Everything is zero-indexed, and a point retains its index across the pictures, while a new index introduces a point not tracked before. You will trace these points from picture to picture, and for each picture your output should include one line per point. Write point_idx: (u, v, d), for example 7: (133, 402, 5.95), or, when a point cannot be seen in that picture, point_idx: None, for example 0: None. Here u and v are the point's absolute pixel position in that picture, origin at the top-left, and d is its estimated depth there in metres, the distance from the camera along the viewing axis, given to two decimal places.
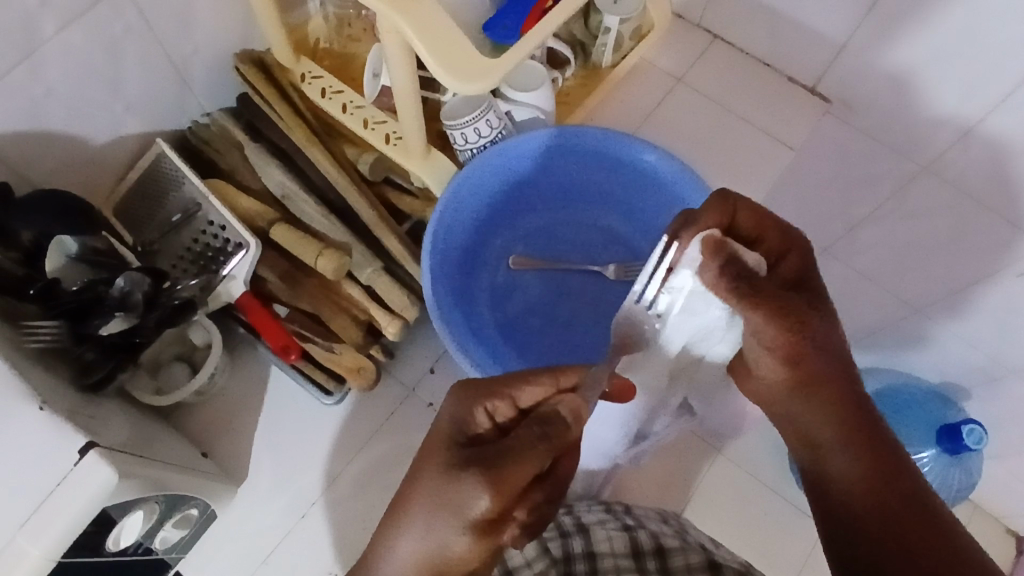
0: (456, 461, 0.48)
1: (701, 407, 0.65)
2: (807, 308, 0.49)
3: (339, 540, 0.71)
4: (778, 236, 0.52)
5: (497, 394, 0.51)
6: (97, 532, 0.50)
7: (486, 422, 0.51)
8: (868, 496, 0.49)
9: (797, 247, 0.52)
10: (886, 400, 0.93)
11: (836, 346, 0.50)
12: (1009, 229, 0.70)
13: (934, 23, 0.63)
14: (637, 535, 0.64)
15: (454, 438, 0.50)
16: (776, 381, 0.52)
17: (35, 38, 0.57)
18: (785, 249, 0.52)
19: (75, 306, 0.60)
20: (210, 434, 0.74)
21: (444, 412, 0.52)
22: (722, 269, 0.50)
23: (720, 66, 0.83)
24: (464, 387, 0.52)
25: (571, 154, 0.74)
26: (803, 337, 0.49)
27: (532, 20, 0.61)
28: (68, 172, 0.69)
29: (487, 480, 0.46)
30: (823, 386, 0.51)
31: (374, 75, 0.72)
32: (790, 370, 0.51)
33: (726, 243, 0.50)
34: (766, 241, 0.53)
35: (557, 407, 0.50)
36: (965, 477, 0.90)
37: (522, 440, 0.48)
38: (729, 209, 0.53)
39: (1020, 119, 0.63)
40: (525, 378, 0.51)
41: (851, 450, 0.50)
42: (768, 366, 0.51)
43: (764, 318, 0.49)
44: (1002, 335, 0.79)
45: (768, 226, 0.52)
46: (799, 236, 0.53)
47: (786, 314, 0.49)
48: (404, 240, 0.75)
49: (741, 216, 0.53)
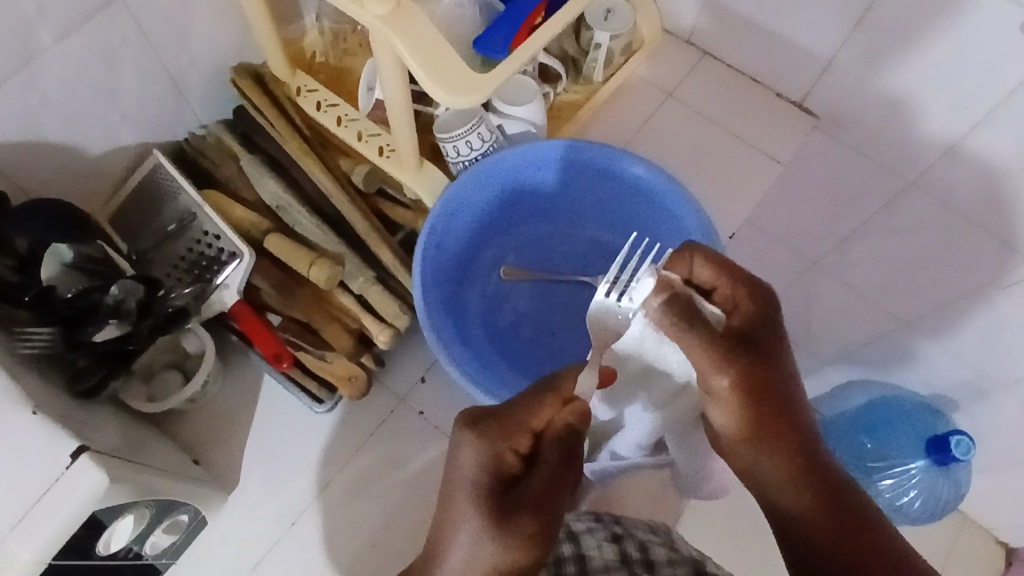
0: (506, 509, 0.47)
1: (675, 450, 0.64)
2: (761, 359, 0.50)
3: (329, 547, 0.72)
4: (736, 287, 0.52)
5: (517, 429, 0.50)
6: (88, 535, 0.51)
7: (513, 459, 0.50)
8: (834, 540, 0.49)
9: (752, 299, 0.52)
10: (869, 415, 0.95)
11: (785, 387, 0.51)
12: (996, 247, 0.71)
13: (919, 43, 0.65)
14: (626, 547, 0.61)
15: (493, 486, 0.48)
16: (730, 430, 0.54)
17: (34, 48, 0.59)
18: (739, 301, 0.52)
19: (68, 315, 0.61)
20: (202, 442, 0.75)
21: (465, 459, 0.50)
22: (670, 301, 0.52)
23: (709, 82, 0.85)
24: (477, 424, 0.50)
25: (564, 166, 0.75)
26: (753, 383, 0.50)
27: (522, 36, 0.61)
28: (64, 182, 0.70)
29: (543, 517, 0.47)
30: (777, 433, 0.52)
31: (368, 89, 0.74)
32: (746, 418, 0.52)
33: (677, 287, 0.53)
34: (724, 283, 0.53)
35: (570, 419, 0.52)
36: (953, 489, 0.91)
37: (556, 465, 0.49)
38: (686, 260, 0.54)
39: (1002, 137, 0.65)
40: (532, 404, 0.51)
41: (811, 497, 0.51)
42: (720, 404, 0.52)
43: (711, 359, 0.50)
44: (990, 350, 0.80)
45: (726, 273, 0.53)
46: (761, 283, 0.53)
47: (739, 368, 0.50)
48: (397, 250, 0.76)
49: (700, 268, 0.53)
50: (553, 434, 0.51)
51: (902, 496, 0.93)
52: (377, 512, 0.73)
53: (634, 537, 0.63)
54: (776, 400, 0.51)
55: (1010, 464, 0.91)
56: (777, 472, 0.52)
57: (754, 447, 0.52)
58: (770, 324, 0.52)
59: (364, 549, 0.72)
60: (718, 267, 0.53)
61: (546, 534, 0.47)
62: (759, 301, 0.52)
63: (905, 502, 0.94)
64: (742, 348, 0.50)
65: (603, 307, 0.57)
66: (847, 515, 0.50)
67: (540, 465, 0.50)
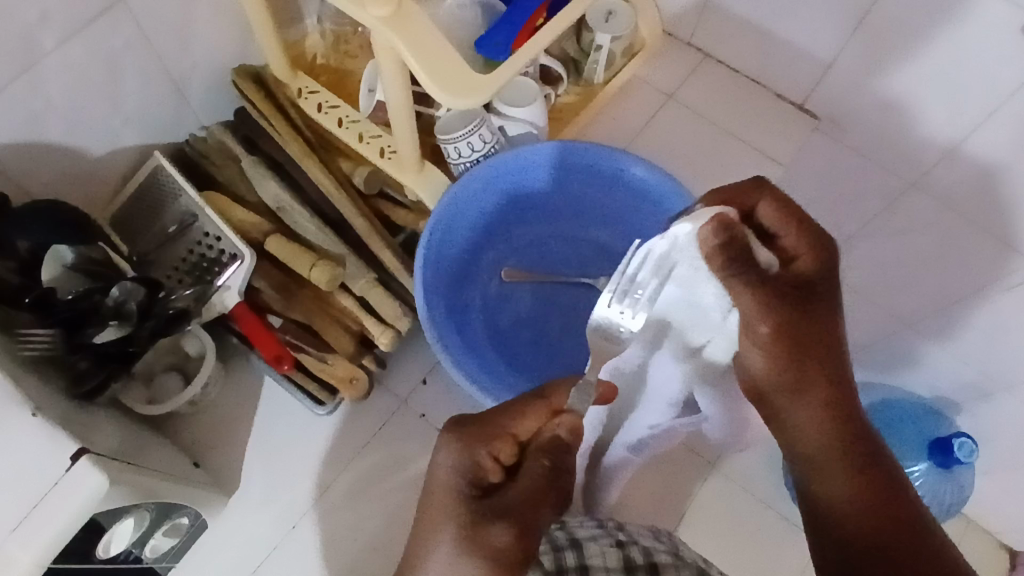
0: (482, 516, 0.47)
1: (709, 405, 0.61)
2: (815, 309, 0.50)
3: (329, 549, 0.71)
4: (799, 235, 0.50)
5: (498, 435, 0.49)
6: (88, 539, 0.51)
7: (493, 467, 0.49)
8: (862, 508, 0.49)
9: (816, 248, 0.50)
10: (879, 415, 0.90)
11: (831, 348, 0.51)
12: (996, 247, 0.69)
13: (923, 44, 0.65)
14: (630, 552, 0.60)
15: (469, 491, 0.48)
16: (763, 385, 0.52)
17: (35, 53, 0.59)
18: (802, 246, 0.50)
19: (69, 315, 0.60)
20: (203, 444, 0.74)
21: (444, 462, 0.49)
22: (727, 244, 0.48)
23: (709, 85, 0.85)
24: (461, 430, 0.50)
25: (565, 168, 0.75)
26: (800, 336, 0.50)
27: (524, 37, 0.61)
28: (66, 183, 0.70)
29: (518, 529, 0.46)
30: (817, 391, 0.51)
31: (369, 90, 0.73)
32: (791, 372, 0.51)
33: (735, 224, 0.48)
34: (787, 227, 0.50)
35: (556, 431, 0.50)
36: (956, 493, 0.87)
37: (538, 480, 0.48)
38: (751, 197, 0.51)
39: (1004, 137, 0.65)
40: (517, 412, 0.50)
41: (843, 467, 0.51)
42: (757, 362, 0.52)
43: (756, 309, 0.49)
44: (992, 357, 0.78)
45: (795, 220, 0.50)
46: (827, 233, 0.51)
47: (787, 318, 0.49)
48: (398, 252, 0.76)
49: (763, 206, 0.50)
50: (539, 444, 0.50)
51: None
52: (377, 515, 0.72)
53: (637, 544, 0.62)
54: (818, 360, 0.50)
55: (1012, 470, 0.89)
56: (818, 445, 0.51)
57: (794, 404, 0.52)
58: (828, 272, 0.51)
59: (365, 552, 0.71)
60: (778, 210, 0.50)
61: (522, 550, 0.46)
62: (820, 251, 0.50)
63: None
64: (794, 297, 0.49)
65: (605, 319, 0.56)
66: (872, 483, 0.50)
67: (522, 476, 0.48)
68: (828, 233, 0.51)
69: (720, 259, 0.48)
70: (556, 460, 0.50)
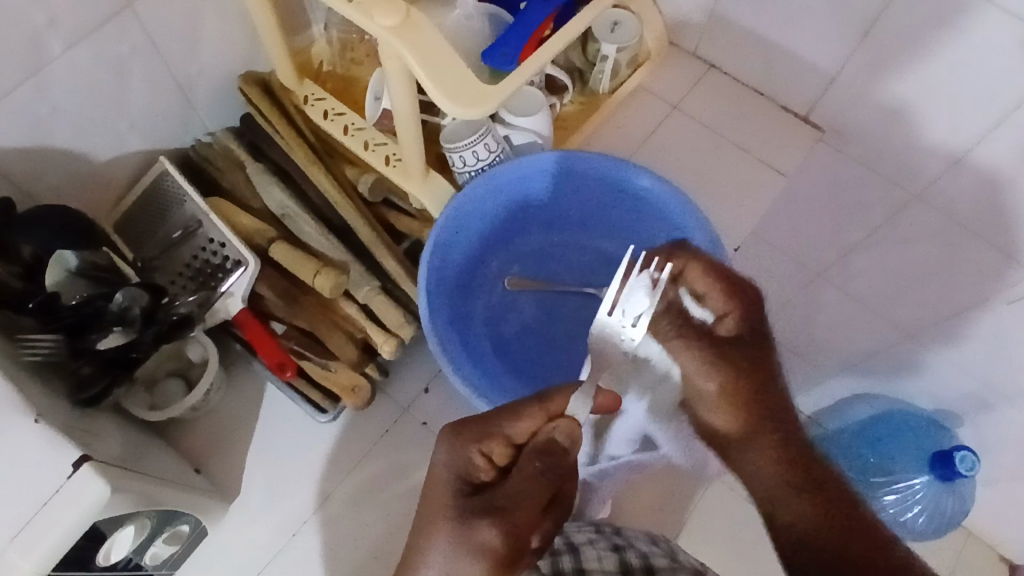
0: (469, 515, 0.47)
1: (668, 442, 0.63)
2: (751, 355, 0.55)
3: (329, 556, 0.71)
4: (723, 294, 0.57)
5: (488, 435, 0.49)
6: (87, 547, 0.51)
7: (486, 467, 0.49)
8: (821, 514, 0.47)
9: (744, 305, 0.57)
10: (878, 426, 0.91)
11: (779, 393, 0.54)
12: (1000, 259, 0.70)
13: (926, 59, 0.65)
14: (627, 556, 0.58)
15: (459, 488, 0.48)
16: (726, 435, 0.55)
17: (43, 57, 0.59)
18: (731, 301, 0.57)
19: (72, 320, 0.61)
20: (204, 451, 0.74)
21: (438, 459, 0.50)
22: (667, 310, 0.57)
23: (718, 95, 0.84)
24: (454, 428, 0.50)
25: (571, 178, 0.75)
26: (748, 381, 0.54)
27: (530, 48, 0.61)
28: (70, 188, 0.70)
29: (504, 529, 0.46)
30: (767, 430, 0.52)
31: (375, 99, 0.74)
32: (745, 412, 0.53)
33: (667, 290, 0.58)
34: (709, 282, 0.57)
35: (553, 433, 0.49)
36: (959, 503, 0.88)
37: (531, 478, 0.48)
38: (680, 263, 0.58)
39: (1009, 150, 0.65)
40: (513, 412, 0.49)
41: (807, 495, 0.48)
42: (711, 406, 0.56)
43: (700, 366, 0.56)
44: (993, 368, 0.78)
45: (723, 282, 0.57)
46: (750, 286, 0.57)
47: (728, 367, 0.55)
48: (402, 260, 0.76)
49: (691, 272, 0.58)
50: (534, 446, 0.49)
51: (907, 511, 0.88)
52: (378, 523, 0.72)
53: (634, 548, 0.60)
54: (768, 399, 0.53)
55: (1012, 483, 0.88)
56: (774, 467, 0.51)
57: (747, 444, 0.53)
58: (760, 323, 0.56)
59: (366, 561, 0.71)
60: (696, 269, 0.58)
61: (508, 549, 0.46)
62: (746, 304, 0.57)
63: (910, 519, 0.89)
64: (732, 351, 0.55)
65: (605, 324, 0.55)
66: (844, 510, 0.47)
67: (512, 475, 0.48)
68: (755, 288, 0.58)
69: (666, 321, 0.57)
70: (551, 460, 0.49)
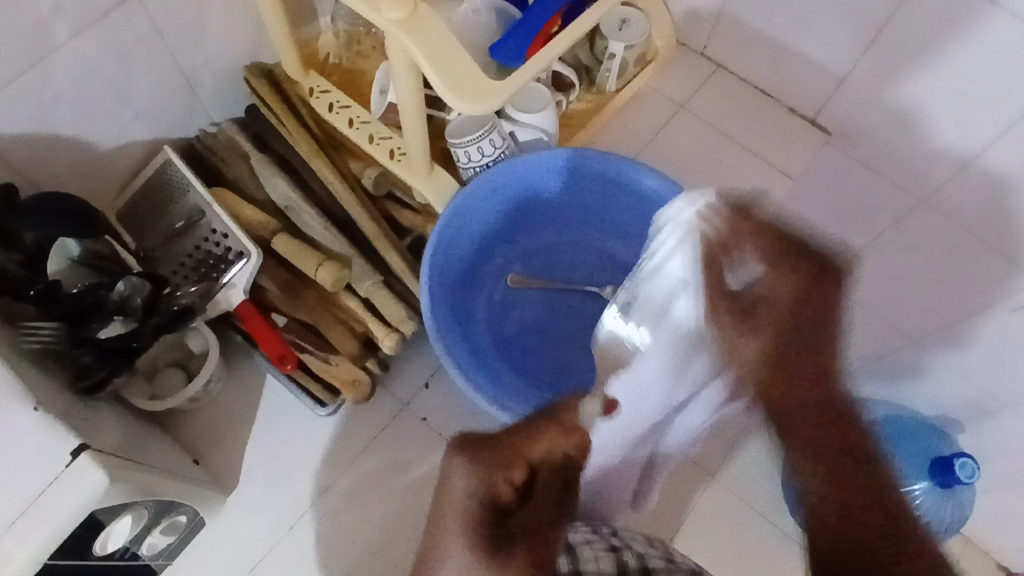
0: (497, 538, 0.46)
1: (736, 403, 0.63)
2: (789, 332, 0.53)
3: (327, 549, 0.71)
4: (774, 262, 0.55)
5: (512, 461, 0.49)
6: (84, 536, 0.50)
7: (507, 490, 0.48)
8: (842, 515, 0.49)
9: (791, 275, 0.54)
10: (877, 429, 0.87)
11: (820, 348, 0.53)
12: (1004, 264, 0.68)
13: (935, 65, 0.65)
14: (624, 558, 0.58)
15: (485, 513, 0.46)
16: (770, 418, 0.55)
17: (48, 44, 0.59)
18: (777, 263, 0.55)
19: (74, 308, 0.61)
20: (202, 442, 0.74)
21: (457, 483, 0.48)
22: (708, 270, 0.59)
23: (724, 94, 0.84)
24: (472, 450, 0.49)
25: (577, 176, 0.75)
26: (765, 351, 0.54)
27: (537, 45, 0.61)
28: (72, 175, 0.69)
29: (533, 551, 0.46)
30: (799, 395, 0.53)
31: (380, 91, 0.72)
32: (776, 375, 0.53)
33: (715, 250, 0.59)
34: (756, 243, 0.56)
35: (564, 460, 0.54)
36: (956, 511, 0.83)
37: (548, 503, 0.50)
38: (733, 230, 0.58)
39: (1016, 156, 0.64)
40: (531, 436, 0.52)
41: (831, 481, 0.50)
42: (736, 353, 0.56)
43: (731, 328, 0.57)
44: (1001, 375, 0.75)
45: (770, 248, 0.55)
46: (803, 254, 0.55)
47: (755, 331, 0.55)
48: (405, 254, 0.76)
49: (742, 241, 0.57)
50: (548, 470, 0.53)
51: None
52: (376, 518, 0.72)
53: (630, 549, 0.60)
54: (801, 356, 0.53)
55: None
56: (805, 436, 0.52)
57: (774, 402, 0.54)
58: (810, 305, 0.53)
59: (363, 556, 0.71)
60: (746, 225, 0.58)
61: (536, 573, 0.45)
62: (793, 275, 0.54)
63: None
64: (751, 319, 0.56)
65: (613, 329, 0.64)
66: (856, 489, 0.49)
67: (534, 501, 0.49)
68: (817, 258, 0.54)
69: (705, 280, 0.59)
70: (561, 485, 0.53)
